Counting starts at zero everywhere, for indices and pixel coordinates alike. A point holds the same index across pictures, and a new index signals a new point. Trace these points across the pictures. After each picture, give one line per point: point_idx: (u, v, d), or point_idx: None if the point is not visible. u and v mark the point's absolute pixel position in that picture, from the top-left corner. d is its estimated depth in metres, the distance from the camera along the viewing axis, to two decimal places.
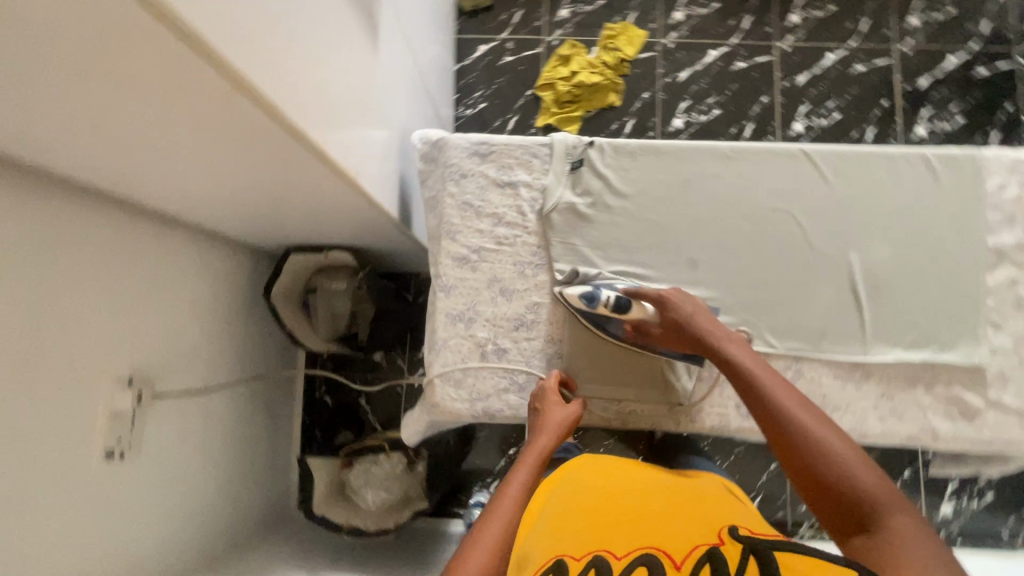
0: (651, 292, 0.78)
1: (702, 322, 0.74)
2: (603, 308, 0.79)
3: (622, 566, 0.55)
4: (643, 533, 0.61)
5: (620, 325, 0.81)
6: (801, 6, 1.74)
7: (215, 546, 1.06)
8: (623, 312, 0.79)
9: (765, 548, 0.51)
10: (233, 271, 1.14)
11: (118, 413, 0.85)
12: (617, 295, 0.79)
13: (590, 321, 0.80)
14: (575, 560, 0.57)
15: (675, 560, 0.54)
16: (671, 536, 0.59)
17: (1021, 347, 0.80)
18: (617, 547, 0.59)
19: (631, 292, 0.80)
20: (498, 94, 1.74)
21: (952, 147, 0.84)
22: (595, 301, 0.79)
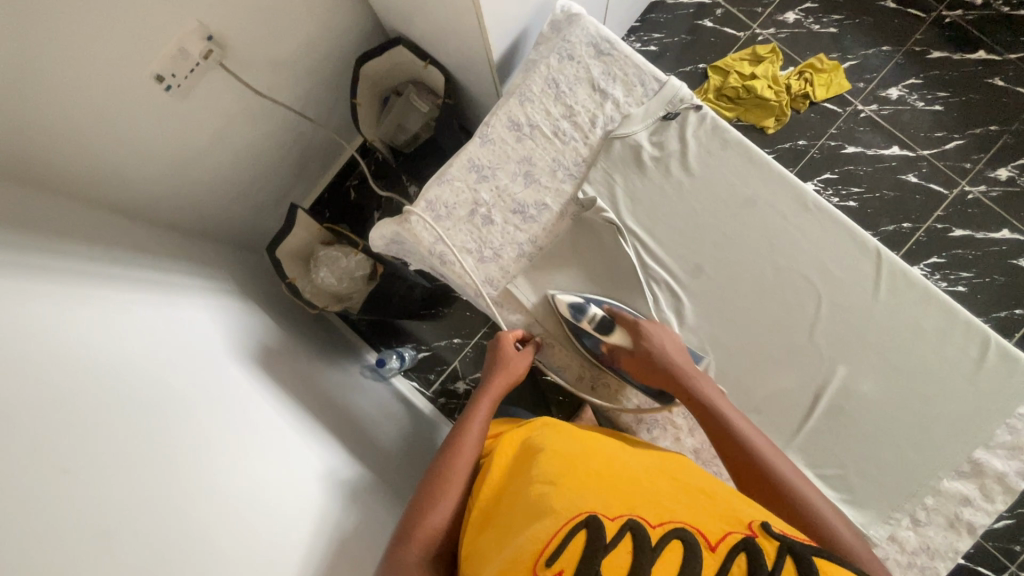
0: (631, 317, 0.79)
1: (678, 364, 0.75)
2: (586, 323, 0.79)
3: (655, 534, 0.51)
4: (661, 503, 0.57)
5: (597, 344, 0.81)
6: (1019, 167, 1.52)
7: (193, 220, 1.17)
8: (606, 333, 0.79)
9: (801, 551, 0.49)
10: (346, 20, 1.19)
11: (185, 53, 0.93)
12: (603, 315, 0.80)
13: (571, 331, 0.81)
14: (608, 522, 0.53)
15: (710, 542, 0.50)
16: (701, 514, 0.55)
17: (920, 556, 0.75)
18: (647, 515, 0.55)
19: (615, 312, 0.80)
20: (674, 48, 1.65)
21: (1020, 351, 0.76)
22: (582, 313, 0.79)
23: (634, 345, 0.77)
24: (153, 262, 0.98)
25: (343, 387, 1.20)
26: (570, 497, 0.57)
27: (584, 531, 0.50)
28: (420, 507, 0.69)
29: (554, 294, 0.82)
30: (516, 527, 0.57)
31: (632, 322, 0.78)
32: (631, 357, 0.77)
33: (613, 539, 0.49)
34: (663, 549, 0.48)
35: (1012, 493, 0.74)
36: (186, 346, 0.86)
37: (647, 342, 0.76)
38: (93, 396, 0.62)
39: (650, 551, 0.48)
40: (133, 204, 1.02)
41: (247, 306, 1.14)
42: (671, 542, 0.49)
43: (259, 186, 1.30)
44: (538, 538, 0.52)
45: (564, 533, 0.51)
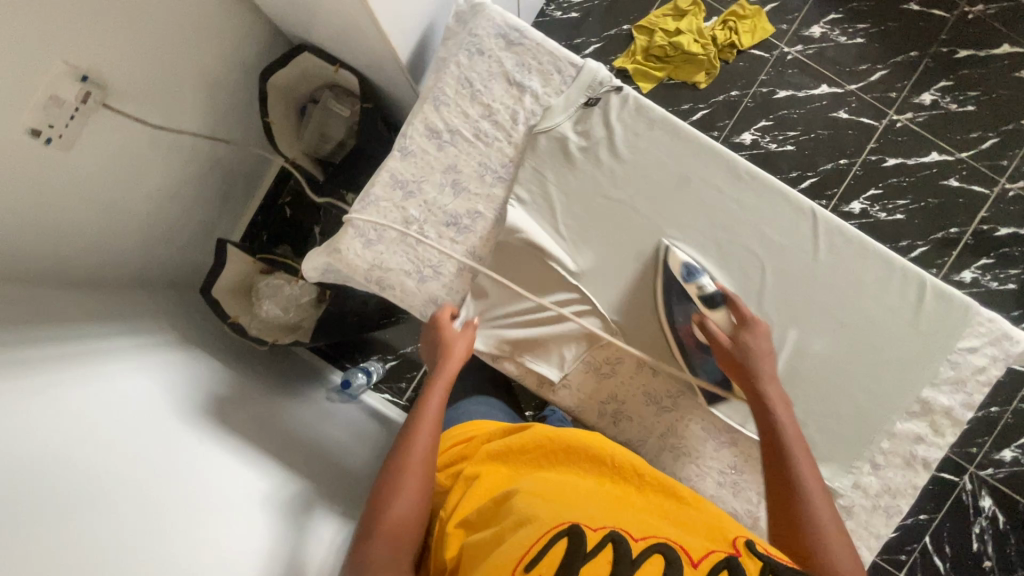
0: (745, 309, 0.76)
1: (763, 365, 0.74)
2: (694, 290, 0.77)
3: (638, 545, 0.52)
4: (648, 523, 0.58)
5: (688, 317, 0.78)
6: (941, 89, 1.55)
7: (115, 272, 1.09)
8: (711, 308, 0.77)
9: (783, 570, 0.50)
10: (238, 32, 1.10)
11: (59, 100, 0.84)
12: (714, 289, 0.77)
13: (671, 289, 0.78)
14: (590, 531, 0.53)
15: (692, 559, 0.52)
16: (685, 533, 0.57)
17: (884, 497, 0.78)
18: (632, 528, 0.55)
19: (728, 293, 0.77)
20: (596, 12, 1.60)
21: (955, 289, 0.79)
22: (693, 277, 0.77)
23: (737, 333, 0.75)
24: (76, 329, 0.91)
25: (308, 418, 1.16)
26: (555, 509, 0.58)
27: (566, 539, 0.51)
28: (380, 494, 0.67)
29: (670, 244, 0.80)
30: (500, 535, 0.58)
31: (738, 310, 0.76)
32: (728, 340, 0.75)
33: (595, 547, 0.50)
34: (644, 559, 0.49)
35: (960, 425, 0.78)
36: (129, 417, 0.81)
37: (752, 339, 0.74)
38: (18, 518, 0.58)
39: (630, 560, 0.48)
40: (46, 271, 0.94)
41: (190, 355, 1.08)
42: (653, 554, 0.50)
43: (182, 223, 1.22)
44: (521, 544, 0.53)
45: (546, 542, 0.52)
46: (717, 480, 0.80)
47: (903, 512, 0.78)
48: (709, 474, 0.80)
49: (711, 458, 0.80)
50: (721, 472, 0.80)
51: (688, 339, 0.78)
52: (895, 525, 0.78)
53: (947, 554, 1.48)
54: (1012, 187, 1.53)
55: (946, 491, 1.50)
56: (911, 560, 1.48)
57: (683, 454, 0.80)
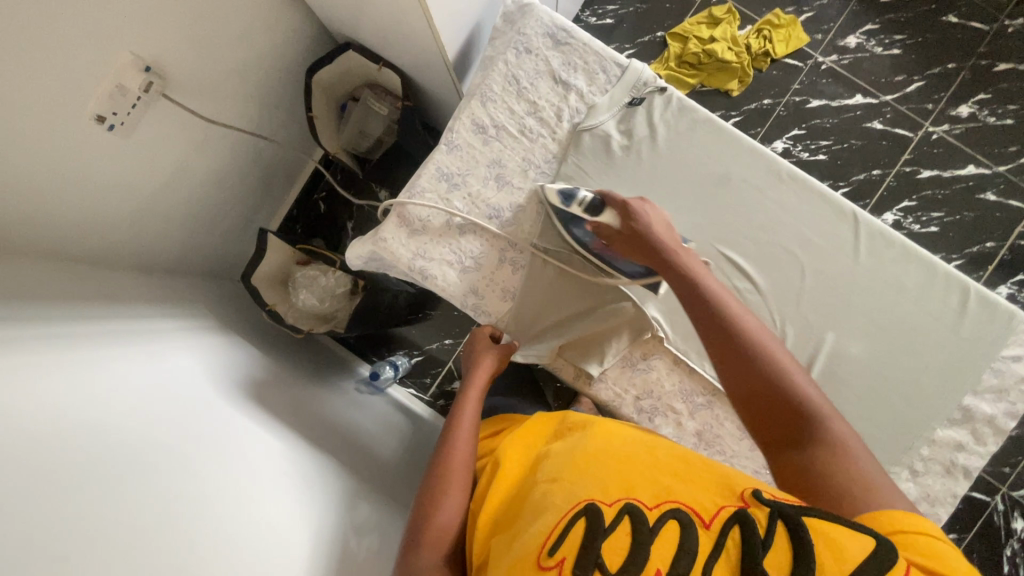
0: (620, 198, 0.76)
1: (667, 238, 0.73)
2: (577, 208, 0.78)
3: (653, 517, 0.52)
4: (656, 482, 0.58)
5: (586, 230, 0.79)
6: (978, 101, 1.54)
7: (161, 257, 1.13)
8: (595, 214, 0.77)
9: (793, 515, 0.49)
10: (288, 30, 1.14)
11: (123, 88, 0.88)
12: (593, 197, 0.78)
13: (563, 220, 0.80)
14: (606, 508, 0.54)
15: (704, 518, 0.51)
16: (693, 489, 0.56)
17: (922, 505, 0.77)
18: (643, 496, 0.55)
19: (603, 195, 0.78)
20: (631, 18, 1.62)
21: (999, 296, 0.78)
22: (571, 199, 0.78)
23: (623, 222, 0.75)
24: (125, 309, 0.95)
25: (339, 406, 1.18)
26: (571, 488, 0.58)
27: (583, 519, 0.52)
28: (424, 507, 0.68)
29: (543, 187, 0.81)
30: (520, 525, 0.58)
31: (620, 203, 0.76)
32: (622, 233, 0.75)
33: (612, 524, 0.50)
34: (661, 530, 0.49)
35: (1002, 434, 0.77)
36: (175, 395, 0.84)
37: (637, 220, 0.74)
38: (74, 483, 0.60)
39: (648, 533, 0.49)
40: (99, 252, 0.97)
41: (230, 339, 1.12)
42: (670, 522, 0.50)
43: (224, 213, 1.26)
44: (540, 531, 0.53)
45: (564, 524, 0.52)
46: (752, 480, 0.80)
47: (943, 521, 0.77)
48: (743, 473, 0.80)
49: (746, 458, 0.80)
50: (755, 472, 0.80)
51: (600, 247, 0.79)
52: None
53: None
54: None
55: (977, 511, 1.46)
56: None
57: (717, 452, 0.80)
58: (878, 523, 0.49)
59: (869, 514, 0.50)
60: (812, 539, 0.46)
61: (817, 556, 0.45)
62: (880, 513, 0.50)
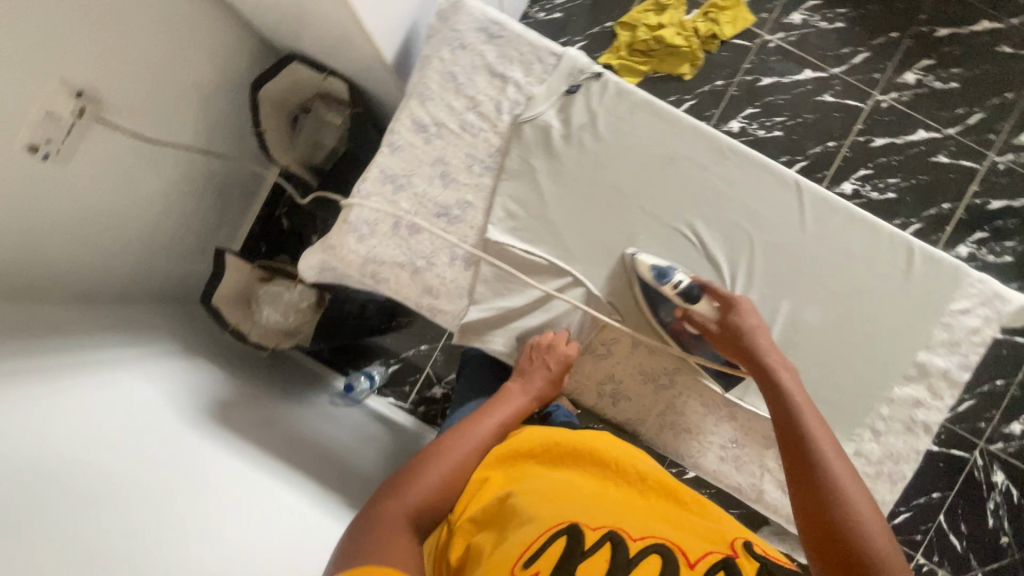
0: (725, 291, 0.77)
1: (763, 345, 0.74)
2: (670, 289, 0.77)
3: (636, 546, 0.55)
4: (645, 521, 0.61)
5: (673, 312, 0.79)
6: (923, 67, 1.57)
7: (116, 285, 1.11)
8: (691, 301, 0.77)
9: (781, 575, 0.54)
10: (227, 46, 1.13)
11: (54, 115, 0.86)
12: (688, 283, 0.77)
13: (647, 294, 0.79)
14: (589, 531, 0.56)
15: (689, 559, 0.55)
16: (683, 534, 0.60)
17: (886, 463, 0.78)
18: (629, 527, 0.58)
19: (699, 281, 0.78)
20: (579, 11, 1.63)
21: (943, 252, 0.79)
22: (665, 277, 0.77)
23: (725, 317, 0.76)
24: (77, 341, 0.92)
25: (313, 421, 1.17)
26: (555, 506, 0.60)
27: (565, 538, 0.54)
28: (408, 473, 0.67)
29: (634, 253, 0.80)
30: (498, 533, 0.59)
31: (722, 294, 0.77)
32: (718, 327, 0.76)
33: (592, 546, 0.53)
34: (640, 561, 0.53)
35: (957, 387, 0.78)
36: (131, 421, 0.82)
37: (737, 319, 0.75)
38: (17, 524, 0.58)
39: (628, 561, 0.52)
40: (47, 285, 0.95)
41: (194, 363, 1.10)
42: (652, 555, 0.54)
43: (179, 234, 1.24)
44: (519, 541, 0.55)
45: (545, 539, 0.54)
46: (719, 455, 0.80)
47: (907, 477, 0.78)
48: (711, 449, 0.80)
49: (712, 434, 0.81)
50: (722, 447, 0.80)
51: (682, 330, 0.80)
52: (899, 491, 0.78)
53: (963, 533, 1.47)
54: (1001, 159, 1.54)
55: (956, 467, 1.49)
56: (927, 540, 1.47)
57: (684, 431, 0.81)
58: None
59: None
60: None
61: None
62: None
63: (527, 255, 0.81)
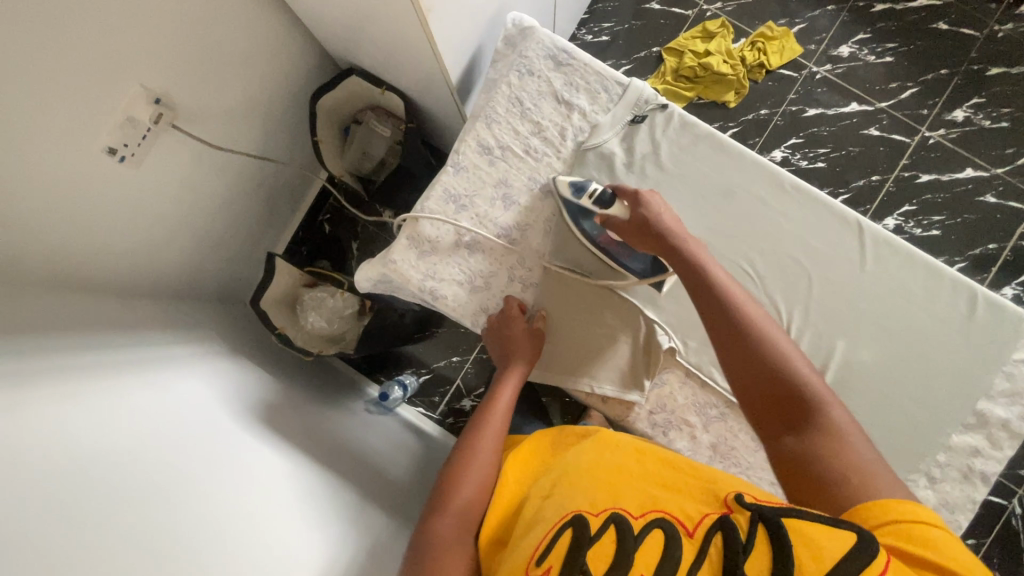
0: (631, 189, 0.77)
1: (674, 223, 0.74)
2: (586, 200, 0.79)
3: (638, 525, 0.54)
4: (643, 492, 0.59)
5: (597, 224, 0.80)
6: (972, 105, 1.56)
7: (169, 283, 1.14)
8: (604, 208, 0.79)
9: (773, 517, 0.49)
10: (291, 57, 1.17)
11: (134, 120, 0.89)
12: (603, 190, 0.79)
13: (569, 212, 0.81)
14: (593, 518, 0.56)
15: (689, 529, 0.53)
16: (681, 499, 0.58)
17: (942, 511, 0.76)
18: (630, 505, 0.57)
19: (615, 187, 0.79)
20: (626, 34, 1.65)
21: (1006, 299, 0.78)
22: (581, 191, 0.79)
23: (635, 212, 0.75)
24: (134, 337, 0.95)
25: (349, 427, 1.18)
26: (561, 501, 0.61)
27: (571, 531, 0.54)
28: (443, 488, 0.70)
29: (557, 177, 0.82)
30: (516, 542, 0.61)
31: (630, 192, 0.77)
32: (629, 225, 0.76)
33: (598, 532, 0.53)
34: (644, 539, 0.51)
35: (1018, 438, 0.76)
36: (186, 421, 0.84)
37: (645, 209, 0.74)
38: (90, 510, 0.59)
39: (633, 539, 0.51)
40: (109, 280, 0.98)
41: (240, 363, 1.12)
42: (653, 531, 0.52)
43: (232, 238, 1.28)
44: (529, 547, 0.57)
45: (551, 538, 0.55)
46: (768, 492, 0.79)
47: (963, 528, 0.76)
48: (760, 485, 0.79)
49: (762, 469, 0.80)
50: (771, 484, 0.79)
51: (609, 242, 0.81)
52: None
53: None
54: None
55: (995, 515, 1.45)
56: None
57: (734, 465, 0.80)
58: (863, 515, 0.51)
59: (872, 504, 0.51)
60: (791, 542, 0.46)
61: (795, 552, 0.45)
62: (887, 502, 0.51)
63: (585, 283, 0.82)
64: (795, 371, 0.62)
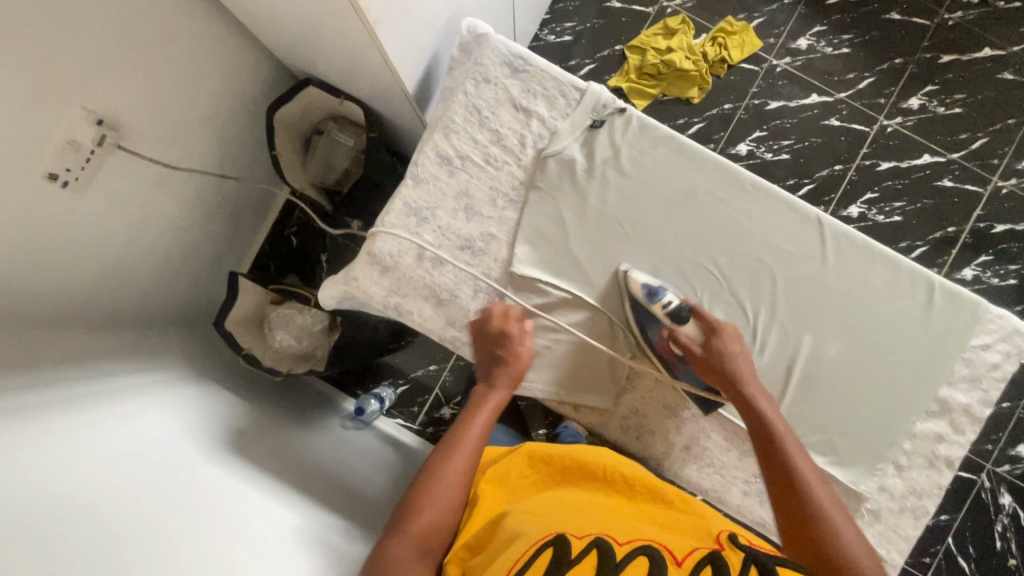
0: (710, 316, 0.77)
1: (745, 364, 0.74)
2: (659, 308, 0.77)
3: (622, 550, 0.54)
4: (631, 529, 0.60)
5: (659, 331, 0.78)
6: (927, 92, 1.59)
7: (128, 309, 1.10)
8: (677, 321, 0.77)
9: (766, 561, 0.53)
10: (244, 70, 1.13)
11: (75, 143, 0.85)
12: (678, 303, 0.77)
13: (636, 314, 0.79)
14: (576, 540, 0.56)
15: (677, 557, 0.54)
16: (671, 536, 0.59)
17: (909, 498, 0.78)
18: (617, 534, 0.58)
19: (691, 306, 0.78)
20: (589, 34, 1.64)
21: (962, 287, 0.80)
22: (655, 296, 0.77)
23: (710, 341, 0.75)
24: (91, 369, 0.91)
25: (325, 446, 1.16)
26: (545, 522, 0.61)
27: (551, 547, 0.54)
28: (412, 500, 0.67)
29: (627, 270, 0.80)
30: (490, 555, 0.60)
31: (705, 319, 0.77)
32: (702, 352, 0.75)
33: (580, 553, 0.53)
34: (631, 561, 0.51)
35: (978, 422, 0.78)
36: (149, 454, 0.81)
37: (719, 342, 0.75)
38: (43, 563, 0.57)
39: (615, 559, 0.51)
40: (61, 311, 0.94)
41: (208, 388, 1.09)
42: (637, 556, 0.53)
43: (193, 258, 1.24)
44: (507, 558, 0.56)
45: (531, 552, 0.55)
46: (743, 490, 0.80)
47: (931, 513, 0.78)
48: (734, 484, 0.80)
49: (735, 468, 0.80)
50: (746, 482, 0.80)
51: (665, 352, 0.79)
52: (923, 526, 0.78)
53: (971, 554, 1.47)
54: (1004, 183, 1.56)
55: (965, 489, 1.49)
56: (936, 562, 1.47)
57: (708, 466, 0.80)
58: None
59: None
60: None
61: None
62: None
63: (553, 289, 0.81)
64: (837, 529, 0.61)
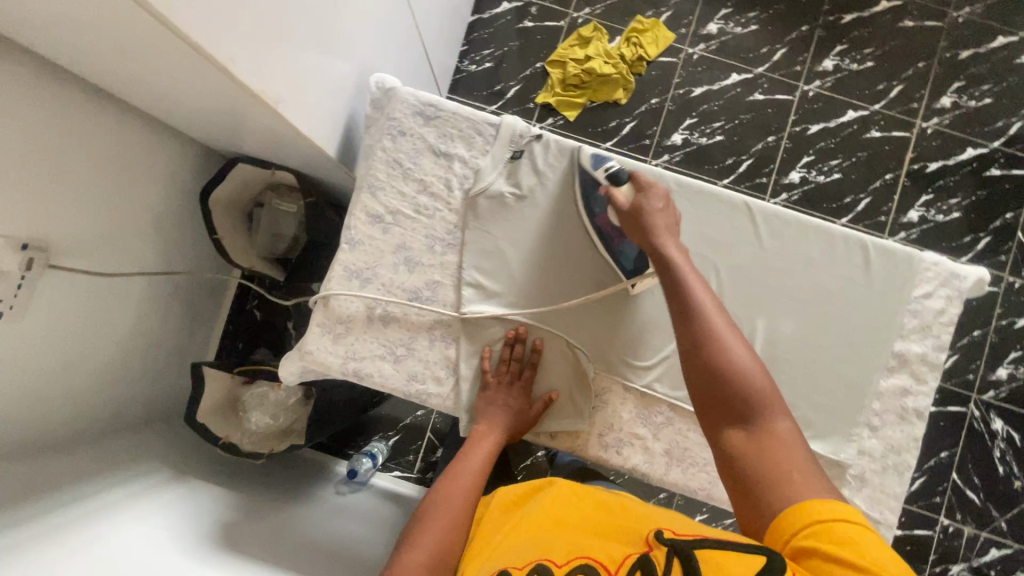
0: (642, 178, 0.75)
1: (661, 223, 0.71)
2: (602, 174, 0.79)
3: None
4: (571, 542, 0.60)
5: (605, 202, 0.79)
6: (838, 52, 1.65)
7: (90, 422, 1.07)
8: (615, 183, 0.77)
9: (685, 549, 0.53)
10: (169, 162, 1.13)
11: (3, 273, 0.82)
12: (620, 170, 0.78)
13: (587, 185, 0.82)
14: (517, 572, 0.58)
15: (611, 572, 0.54)
16: (611, 542, 0.59)
17: (890, 456, 0.80)
18: (556, 554, 0.58)
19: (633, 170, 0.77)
20: (507, 57, 1.68)
21: (894, 242, 0.82)
22: (601, 163, 0.80)
23: (635, 199, 0.73)
24: (60, 496, 0.88)
25: (322, 518, 1.14)
26: (496, 554, 0.62)
27: None
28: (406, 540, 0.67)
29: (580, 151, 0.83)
30: None
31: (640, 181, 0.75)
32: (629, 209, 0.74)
33: None
34: None
35: (938, 369, 0.81)
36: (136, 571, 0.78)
37: (645, 206, 0.72)
38: None
39: None
40: (19, 443, 0.91)
41: (190, 484, 1.07)
42: None
43: (148, 355, 1.22)
44: None
45: None
46: None
47: (912, 467, 0.80)
48: (721, 478, 0.81)
49: None
50: None
51: (606, 227, 0.81)
52: (908, 481, 0.80)
53: (978, 486, 1.49)
54: (927, 124, 1.62)
55: (959, 423, 1.52)
56: (946, 501, 1.48)
57: (693, 465, 0.82)
58: None
59: (795, 507, 0.54)
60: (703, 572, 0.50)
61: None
62: None
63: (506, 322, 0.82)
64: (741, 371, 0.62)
